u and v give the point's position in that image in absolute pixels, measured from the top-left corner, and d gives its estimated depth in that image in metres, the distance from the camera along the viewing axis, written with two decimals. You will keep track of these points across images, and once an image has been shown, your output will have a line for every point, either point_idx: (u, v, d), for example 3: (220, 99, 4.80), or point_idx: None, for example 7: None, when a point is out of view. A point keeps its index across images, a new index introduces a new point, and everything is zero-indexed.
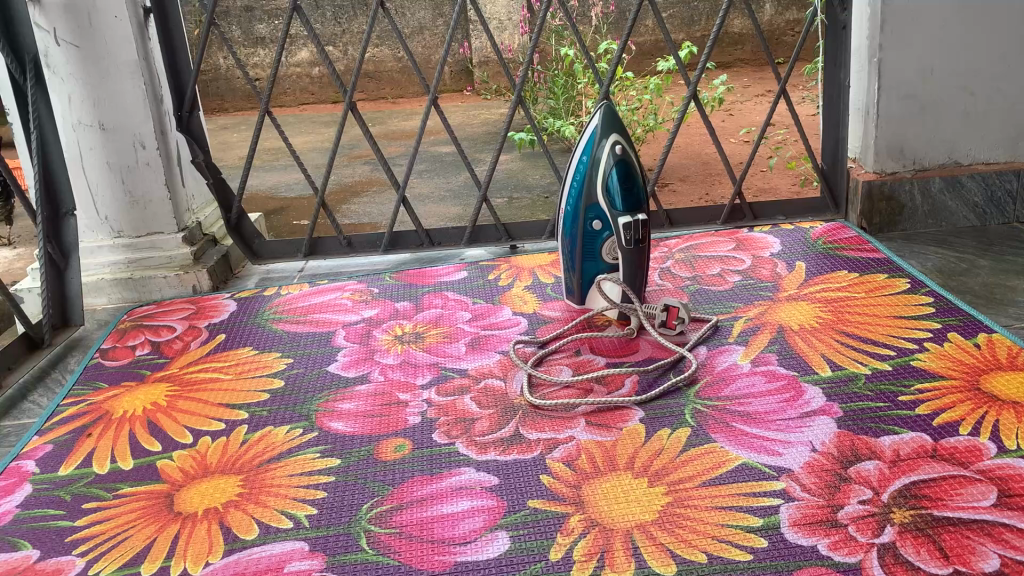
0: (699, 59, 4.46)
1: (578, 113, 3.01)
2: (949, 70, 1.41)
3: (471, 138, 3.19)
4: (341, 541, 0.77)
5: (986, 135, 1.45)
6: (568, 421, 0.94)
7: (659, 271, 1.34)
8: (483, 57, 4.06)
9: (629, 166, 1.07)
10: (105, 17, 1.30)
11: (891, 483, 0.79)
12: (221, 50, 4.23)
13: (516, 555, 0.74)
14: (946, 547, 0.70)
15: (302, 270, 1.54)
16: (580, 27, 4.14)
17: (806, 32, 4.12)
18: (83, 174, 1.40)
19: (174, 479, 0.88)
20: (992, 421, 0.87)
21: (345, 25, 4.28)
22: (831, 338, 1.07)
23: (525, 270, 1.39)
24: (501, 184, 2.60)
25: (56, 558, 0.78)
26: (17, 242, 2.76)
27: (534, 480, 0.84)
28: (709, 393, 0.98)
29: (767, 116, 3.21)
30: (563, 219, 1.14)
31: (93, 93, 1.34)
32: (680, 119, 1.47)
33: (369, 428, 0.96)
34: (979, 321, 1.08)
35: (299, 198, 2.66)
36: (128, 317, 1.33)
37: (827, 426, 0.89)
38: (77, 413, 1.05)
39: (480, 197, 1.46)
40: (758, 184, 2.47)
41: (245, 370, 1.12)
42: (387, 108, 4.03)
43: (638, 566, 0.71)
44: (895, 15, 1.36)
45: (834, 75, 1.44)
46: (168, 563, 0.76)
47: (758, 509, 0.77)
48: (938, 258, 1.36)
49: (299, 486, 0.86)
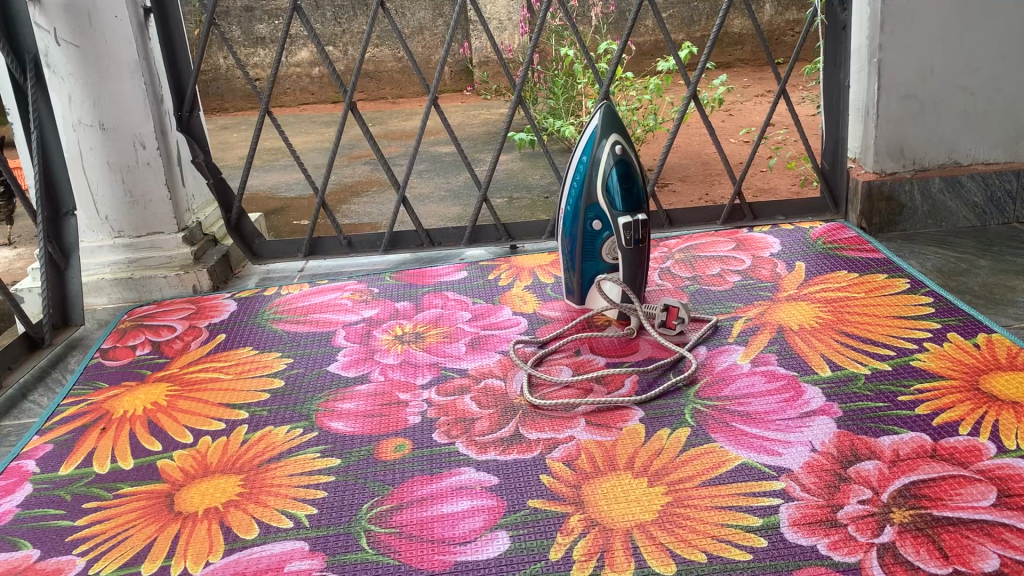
0: (699, 59, 4.46)
1: (578, 113, 3.01)
2: (949, 70, 1.41)
3: (472, 138, 3.19)
4: (341, 541, 0.77)
5: (986, 135, 1.46)
6: (568, 421, 0.94)
7: (659, 271, 1.34)
8: (483, 57, 4.07)
9: (629, 166, 1.07)
10: (105, 17, 1.31)
11: (891, 483, 0.79)
12: (221, 50, 4.23)
13: (516, 555, 0.74)
14: (946, 547, 0.70)
15: (302, 270, 1.54)
16: (580, 27, 4.14)
17: (806, 33, 4.12)
18: (83, 174, 1.40)
19: (174, 479, 0.88)
20: (992, 421, 0.87)
21: (345, 25, 4.28)
22: (831, 338, 1.07)
23: (525, 270, 1.39)
24: (501, 184, 2.60)
25: (56, 558, 0.78)
26: (17, 242, 2.76)
27: (534, 480, 0.84)
28: (709, 393, 0.98)
29: (767, 116, 3.21)
30: (563, 219, 1.14)
31: (93, 93, 1.34)
32: (680, 119, 1.47)
33: (370, 428, 0.96)
34: (979, 321, 1.09)
35: (299, 198, 2.67)
36: (128, 317, 1.33)
37: (827, 426, 0.89)
38: (77, 413, 1.05)
39: (480, 197, 1.46)
40: (758, 184, 2.47)
41: (246, 370, 1.12)
42: (387, 108, 4.03)
43: (637, 566, 0.71)
44: (896, 15, 1.37)
45: (834, 75, 1.44)
46: (168, 563, 0.76)
47: (758, 509, 0.77)
48: (938, 259, 1.36)
49: (299, 486, 0.86)
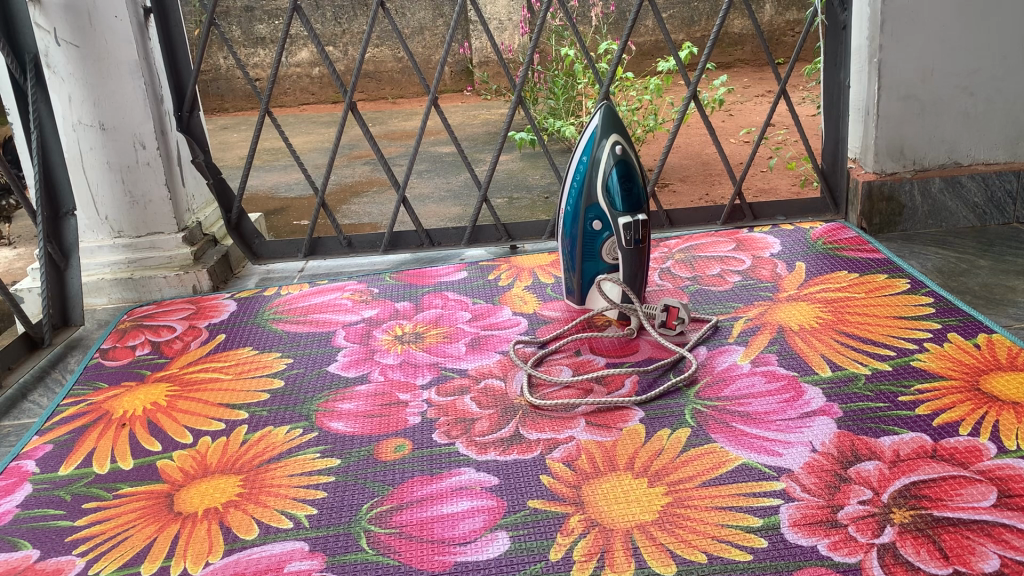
0: (699, 59, 4.47)
1: (578, 113, 3.01)
2: (950, 71, 1.41)
3: (472, 138, 3.19)
4: (341, 541, 0.77)
5: (986, 135, 1.45)
6: (568, 421, 0.94)
7: (659, 271, 1.34)
8: (483, 57, 4.07)
9: (629, 166, 1.07)
10: (105, 17, 1.30)
11: (891, 483, 0.79)
12: (221, 50, 4.23)
13: (517, 555, 0.74)
14: (946, 547, 0.70)
15: (302, 271, 1.54)
16: (580, 27, 4.14)
17: (805, 33, 4.11)
18: (83, 174, 1.40)
19: (174, 479, 0.88)
20: (992, 422, 0.87)
21: (345, 25, 4.28)
22: (831, 338, 1.07)
23: (524, 270, 1.39)
24: (501, 184, 2.60)
25: (56, 558, 0.78)
26: (17, 242, 2.75)
27: (534, 480, 0.84)
28: (709, 393, 0.98)
29: (768, 116, 3.21)
30: (563, 219, 1.14)
31: (93, 93, 1.34)
32: (680, 119, 1.46)
33: (370, 428, 0.96)
34: (980, 322, 1.08)
35: (300, 198, 2.67)
36: (128, 317, 1.33)
37: (827, 426, 0.89)
38: (76, 413, 1.05)
39: (480, 198, 1.46)
40: (758, 184, 2.47)
41: (245, 370, 1.12)
42: (387, 108, 4.04)
43: (638, 567, 0.71)
44: (897, 15, 1.37)
45: (834, 76, 1.44)
46: (168, 563, 0.76)
47: (758, 509, 0.77)
48: (938, 259, 1.36)
49: (299, 486, 0.86)
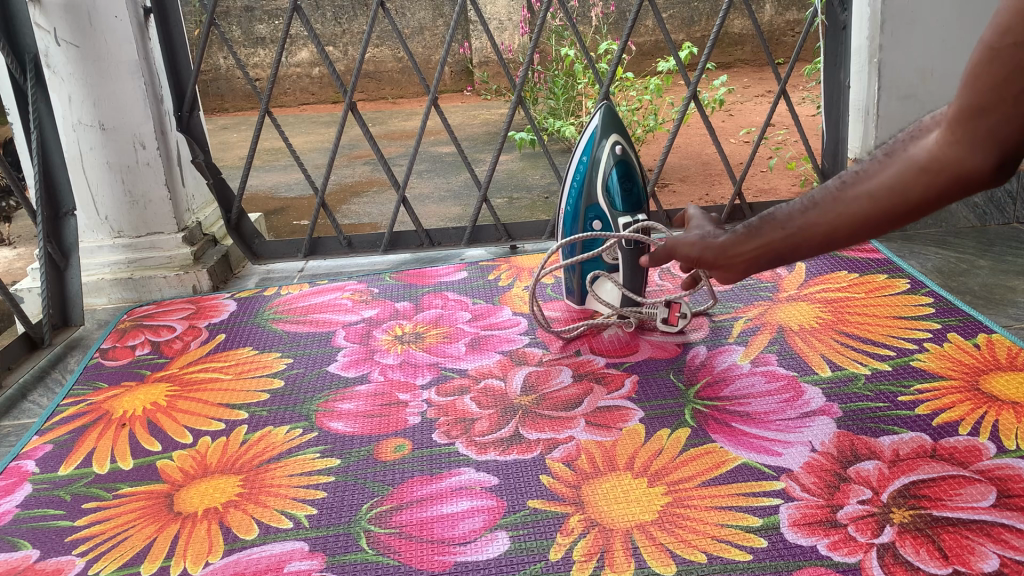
0: (699, 59, 4.46)
1: (578, 113, 3.01)
2: (949, 71, 1.40)
3: (472, 138, 3.20)
4: (341, 541, 0.77)
5: None
6: (568, 421, 0.94)
7: (659, 271, 1.34)
8: (483, 57, 4.08)
9: (629, 166, 1.08)
10: (105, 17, 1.31)
11: (891, 483, 0.79)
12: (221, 50, 4.24)
13: (516, 555, 0.74)
14: (946, 547, 0.70)
15: (302, 271, 1.54)
16: (580, 27, 4.15)
17: (805, 35, 4.11)
18: (83, 174, 1.40)
19: (174, 479, 0.88)
20: (992, 421, 0.87)
21: (345, 25, 4.28)
22: (831, 338, 1.08)
23: (525, 270, 1.39)
24: (501, 184, 2.60)
25: (56, 558, 0.78)
26: (17, 242, 2.75)
27: (533, 480, 0.84)
28: (709, 393, 0.98)
29: (768, 116, 3.21)
30: (563, 219, 1.14)
31: (93, 93, 1.34)
32: (680, 119, 1.46)
33: (370, 428, 0.96)
34: (980, 321, 1.08)
35: (300, 198, 2.67)
36: (128, 317, 1.33)
37: (827, 426, 0.89)
38: (77, 413, 1.05)
39: (481, 198, 1.46)
40: (758, 184, 2.47)
41: (245, 370, 1.12)
42: (387, 108, 4.05)
43: (638, 567, 0.71)
44: (896, 15, 1.37)
45: (835, 75, 1.44)
46: (168, 563, 0.76)
47: (759, 509, 0.77)
48: (939, 259, 1.36)
49: (299, 486, 0.86)
